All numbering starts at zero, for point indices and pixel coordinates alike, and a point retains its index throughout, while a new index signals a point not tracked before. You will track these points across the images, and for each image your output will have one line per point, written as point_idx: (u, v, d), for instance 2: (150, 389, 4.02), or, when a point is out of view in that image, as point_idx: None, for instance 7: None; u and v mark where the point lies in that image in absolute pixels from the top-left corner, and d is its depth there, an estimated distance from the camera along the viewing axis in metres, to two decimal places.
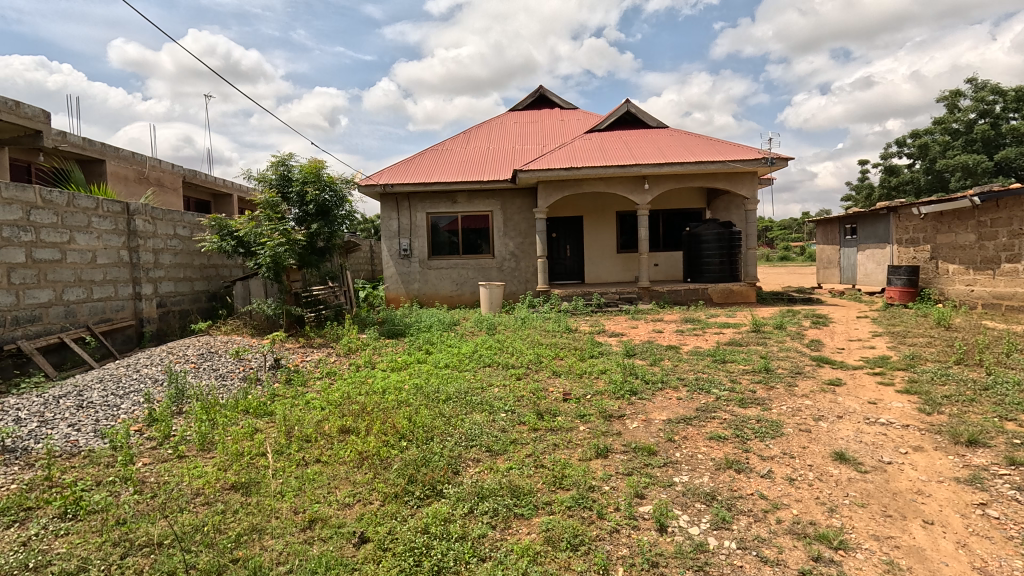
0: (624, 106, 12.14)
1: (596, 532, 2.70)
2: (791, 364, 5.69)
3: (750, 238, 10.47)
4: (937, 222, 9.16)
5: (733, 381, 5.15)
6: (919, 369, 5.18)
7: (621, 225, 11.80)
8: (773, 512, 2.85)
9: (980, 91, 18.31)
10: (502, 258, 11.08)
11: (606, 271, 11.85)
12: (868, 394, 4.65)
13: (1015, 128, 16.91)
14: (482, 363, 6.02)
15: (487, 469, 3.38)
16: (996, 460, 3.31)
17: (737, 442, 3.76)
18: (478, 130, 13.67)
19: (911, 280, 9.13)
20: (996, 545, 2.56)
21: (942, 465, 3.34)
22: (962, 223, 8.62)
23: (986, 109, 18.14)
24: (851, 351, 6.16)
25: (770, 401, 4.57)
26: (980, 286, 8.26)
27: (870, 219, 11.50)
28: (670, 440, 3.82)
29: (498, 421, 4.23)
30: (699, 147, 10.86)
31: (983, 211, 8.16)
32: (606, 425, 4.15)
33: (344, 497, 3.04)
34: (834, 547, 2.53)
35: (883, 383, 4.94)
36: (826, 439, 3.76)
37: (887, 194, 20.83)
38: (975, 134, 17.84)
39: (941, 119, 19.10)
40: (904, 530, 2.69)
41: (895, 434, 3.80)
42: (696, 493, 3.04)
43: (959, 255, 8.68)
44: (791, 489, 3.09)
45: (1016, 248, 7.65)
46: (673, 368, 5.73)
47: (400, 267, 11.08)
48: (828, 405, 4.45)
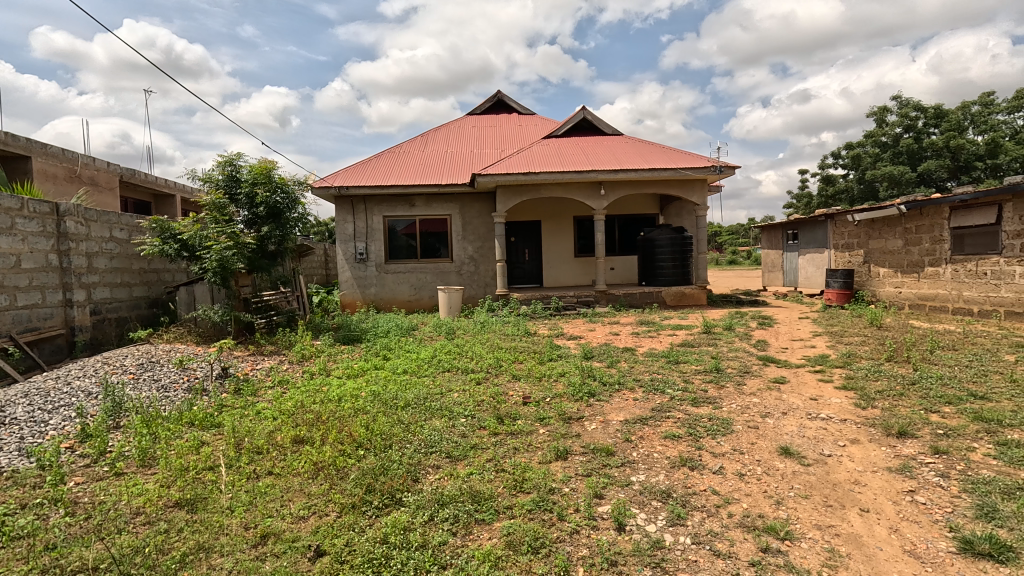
0: (581, 113, 12.37)
1: (557, 534, 2.72)
2: (740, 363, 5.95)
3: (700, 243, 10.90)
4: (869, 229, 9.82)
5: (687, 381, 5.32)
6: (855, 366, 5.53)
7: (578, 230, 12.01)
8: (725, 507, 2.97)
9: (905, 107, 19.73)
10: (461, 262, 11.03)
11: (563, 274, 12.02)
12: (810, 391, 4.93)
13: (934, 142, 18.33)
14: (441, 368, 5.96)
15: (447, 475, 3.36)
16: (923, 449, 3.56)
17: (691, 439, 3.90)
18: (436, 133, 13.58)
19: (847, 283, 9.72)
20: (923, 528, 2.73)
21: (876, 456, 3.56)
22: (890, 230, 9.28)
23: (910, 124, 19.55)
24: (795, 351, 6.51)
25: (721, 399, 4.77)
26: (907, 288, 8.91)
27: (810, 225, 12.17)
28: (628, 440, 3.91)
29: (458, 427, 4.18)
30: (651, 154, 11.21)
31: (909, 218, 8.82)
32: (566, 427, 4.19)
33: (299, 510, 2.94)
34: (780, 538, 2.66)
35: (823, 380, 5.22)
36: (772, 435, 3.94)
37: (825, 202, 22.15)
38: (901, 147, 19.17)
39: (871, 132, 20.39)
40: (843, 518, 2.85)
41: (834, 428, 4.04)
42: (652, 492, 3.12)
43: (889, 259, 9.34)
44: (741, 483, 3.23)
45: (938, 253, 8.30)
46: (630, 369, 5.88)
47: (356, 272, 10.85)
48: (774, 402, 4.67)
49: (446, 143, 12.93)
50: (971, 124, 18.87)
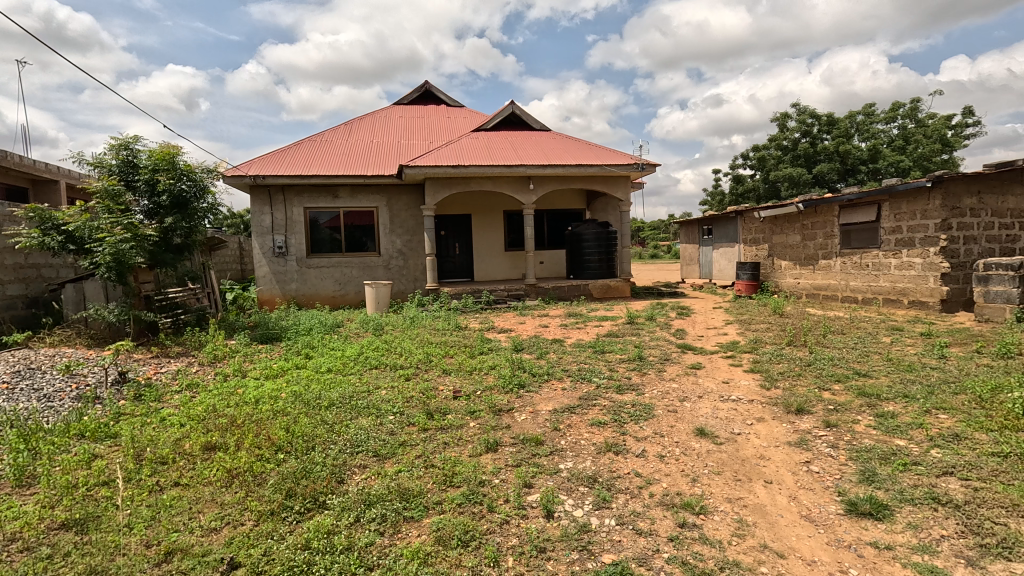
0: (509, 107, 12.42)
1: (487, 525, 2.73)
2: (660, 351, 6.28)
3: (624, 238, 11.34)
4: (773, 225, 10.69)
5: (612, 370, 5.54)
6: (761, 351, 6.01)
7: (508, 224, 12.08)
8: (647, 487, 3.12)
9: (802, 114, 21.62)
10: (389, 256, 10.74)
11: (494, 268, 12.06)
12: (722, 375, 5.30)
13: (826, 147, 20.25)
14: (368, 365, 5.78)
15: (375, 474, 3.26)
16: (817, 424, 3.94)
17: (616, 426, 4.05)
18: (361, 123, 13.08)
19: (754, 275, 10.52)
20: (817, 494, 3.01)
21: (778, 432, 3.89)
22: (790, 226, 10.15)
23: (807, 130, 21.45)
24: (709, 338, 6.96)
25: (643, 386, 5.01)
26: (805, 279, 9.81)
27: (722, 221, 13.04)
28: (556, 429, 4.00)
29: (385, 424, 4.08)
30: (578, 150, 11.49)
31: (806, 216, 9.69)
32: (496, 419, 4.21)
33: (210, 521, 2.73)
34: (696, 513, 2.84)
35: (734, 364, 5.64)
36: (689, 417, 4.20)
37: (735, 200, 23.85)
38: (799, 150, 20.99)
39: (774, 136, 22.16)
40: (750, 490, 3.09)
41: (743, 408, 4.37)
42: (579, 478, 3.21)
43: (789, 253, 10.22)
44: (661, 465, 3.40)
45: (829, 247, 9.20)
46: (558, 360, 6.01)
47: (275, 267, 10.25)
48: (691, 386, 4.98)
49: (372, 132, 12.50)
50: (856, 132, 21.04)
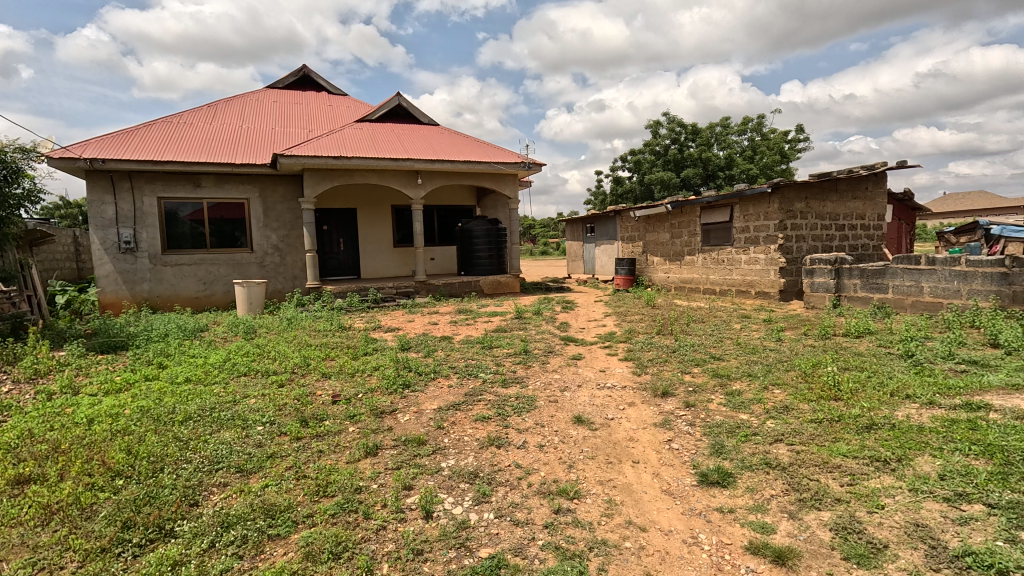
0: (395, 99, 12.04)
1: (362, 534, 2.61)
2: (545, 344, 6.51)
3: (513, 234, 11.59)
4: (646, 224, 11.60)
5: (498, 364, 5.63)
6: (634, 340, 6.50)
7: (396, 219, 11.74)
8: (526, 478, 3.20)
9: (672, 123, 23.72)
10: (263, 252, 9.88)
11: (382, 265, 11.65)
12: (600, 364, 5.64)
13: (692, 154, 22.44)
14: (236, 372, 5.26)
15: (236, 492, 2.96)
16: (678, 405, 4.34)
17: (499, 419, 4.11)
18: (228, 105, 11.85)
19: (631, 270, 11.34)
20: (676, 469, 3.31)
21: (646, 414, 4.22)
22: (660, 225, 11.09)
23: (676, 138, 23.58)
24: (590, 330, 7.37)
25: (527, 379, 5.15)
26: (673, 273, 10.80)
27: (603, 219, 13.87)
28: (440, 427, 3.96)
29: (252, 436, 3.73)
30: (466, 146, 11.49)
31: (674, 216, 10.65)
32: (378, 422, 4.06)
33: (16, 570, 2.28)
34: (570, 498, 2.97)
35: (610, 354, 6.03)
36: (568, 406, 4.40)
37: (615, 200, 25.55)
38: (669, 156, 23.01)
39: (648, 142, 24.05)
40: (619, 471, 3.31)
41: (617, 394, 4.68)
42: (461, 474, 3.21)
43: (660, 250, 11.18)
44: (540, 454, 3.52)
45: (693, 245, 10.21)
46: (446, 357, 5.97)
47: (121, 264, 8.93)
48: (571, 376, 5.23)
49: (241, 117, 11.39)
50: (715, 142, 23.57)
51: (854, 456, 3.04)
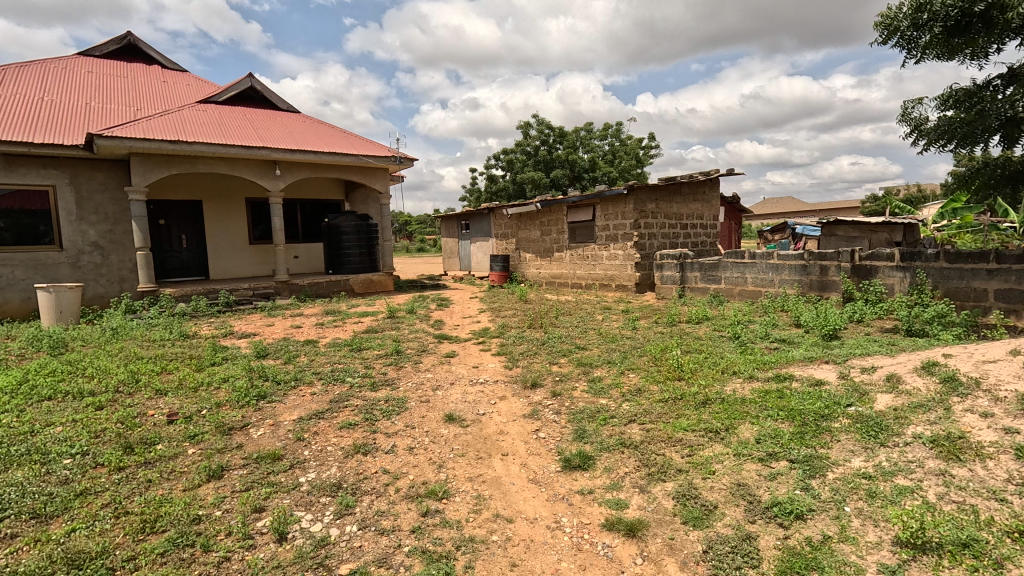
0: (248, 80, 10.88)
1: (199, 571, 2.29)
2: (418, 343, 6.37)
3: (385, 231, 11.19)
4: (518, 221, 11.96)
5: (367, 367, 5.37)
6: (507, 335, 6.64)
7: (252, 213, 10.65)
8: (393, 483, 3.08)
9: (541, 125, 24.72)
10: (77, 250, 8.30)
11: (236, 264, 10.49)
12: (473, 360, 5.67)
13: (560, 155, 23.60)
14: (36, 397, 4.32)
15: (28, 544, 2.42)
16: (546, 395, 4.52)
17: (366, 425, 3.92)
18: (22, 71, 9.72)
19: (505, 266, 11.60)
20: (542, 457, 3.43)
21: (516, 407, 4.32)
22: (531, 223, 11.51)
23: (545, 139, 24.60)
24: (464, 326, 7.39)
25: (398, 380, 4.97)
26: (544, 269, 11.29)
27: (477, 217, 13.98)
28: (300, 439, 3.65)
29: (56, 473, 3.08)
30: (332, 137, 10.81)
31: (543, 214, 11.12)
32: (225, 440, 3.62)
33: None
34: (439, 498, 2.93)
35: (483, 349, 6.10)
36: (440, 405, 4.34)
37: (490, 198, 26.00)
38: (540, 157, 23.95)
39: (520, 142, 24.80)
40: (489, 465, 3.34)
41: (489, 389, 4.74)
42: (322, 488, 2.99)
43: (531, 246, 11.61)
44: (410, 457, 3.42)
45: (561, 242, 10.77)
46: (310, 362, 5.54)
47: None
48: (444, 374, 5.18)
49: (42, 86, 9.41)
50: (581, 145, 25.09)
51: (692, 430, 3.42)
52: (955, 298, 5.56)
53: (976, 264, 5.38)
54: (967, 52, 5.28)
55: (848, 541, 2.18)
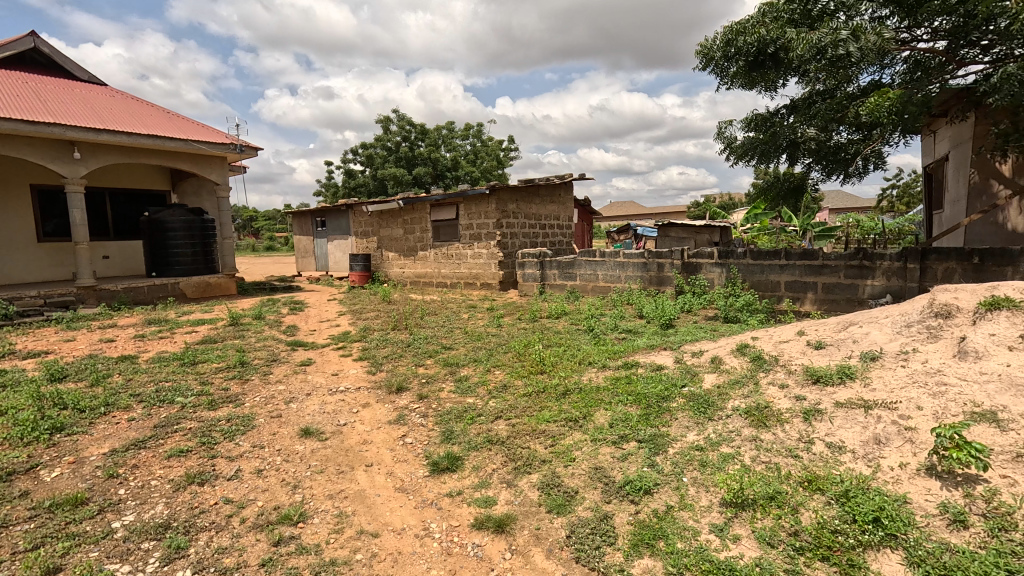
0: (30, 39, 8.80)
1: None
2: (267, 352, 5.74)
3: (224, 227, 9.93)
4: (379, 219, 11.47)
5: (204, 383, 4.68)
6: (369, 338, 6.32)
7: (42, 204, 8.68)
8: (238, 514, 2.73)
9: (402, 121, 24.00)
10: None
11: (18, 267, 8.44)
12: (332, 367, 5.29)
13: (421, 152, 23.14)
14: None
15: None
16: (412, 398, 4.39)
17: (203, 450, 3.41)
18: None
19: (366, 266, 11.05)
20: (409, 464, 3.31)
21: (380, 413, 4.13)
22: (393, 221, 11.14)
23: (406, 135, 23.92)
24: (321, 331, 6.87)
25: (243, 396, 4.42)
26: (408, 268, 11.03)
27: (334, 213, 13.01)
28: (113, 476, 3.04)
29: None
30: (152, 117, 9.26)
31: (406, 212, 10.82)
32: (3, 490, 2.87)
33: None
34: (294, 523, 2.66)
35: (344, 355, 5.72)
36: (294, 419, 3.96)
37: (348, 194, 24.61)
38: (401, 153, 23.23)
39: (380, 137, 23.82)
40: (351, 479, 3.13)
41: (350, 397, 4.46)
42: (144, 531, 2.52)
43: (394, 245, 11.25)
44: (258, 481, 3.06)
45: (425, 240, 10.60)
46: (127, 383, 4.66)
47: None
48: (299, 385, 4.74)
49: None
50: (443, 144, 24.95)
51: (554, 421, 3.59)
52: (759, 289, 6.65)
53: (773, 261, 6.49)
54: (761, 84, 6.32)
55: (686, 508, 2.47)
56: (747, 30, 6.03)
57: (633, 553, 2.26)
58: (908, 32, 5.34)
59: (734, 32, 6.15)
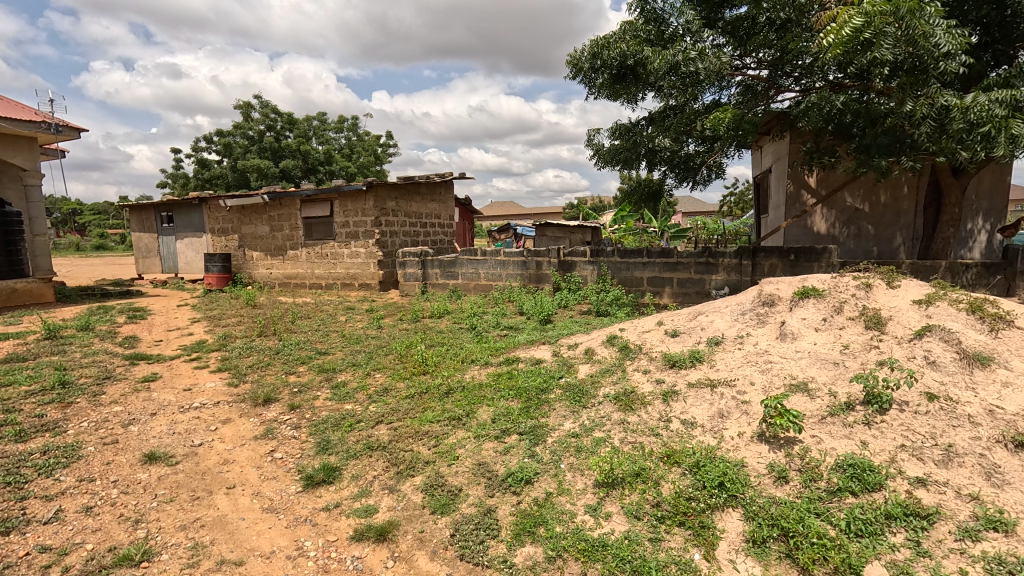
0: None
1: None
2: (97, 369, 4.89)
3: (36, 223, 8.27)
4: (240, 215, 10.39)
5: (9, 410, 3.85)
6: (230, 347, 5.70)
7: None
8: (58, 563, 2.29)
9: (266, 108, 21.93)
10: None
11: None
12: (184, 382, 4.67)
13: (289, 143, 21.32)
14: None
15: None
16: (282, 409, 4.04)
17: (8, 492, 2.81)
18: None
19: (225, 266, 9.95)
20: (279, 481, 3.04)
21: (244, 428, 3.74)
22: (257, 217, 10.17)
23: (271, 124, 21.90)
24: (170, 342, 6.03)
25: (65, 422, 3.72)
26: (276, 269, 10.16)
27: (184, 207, 11.43)
28: None
29: None
30: None
31: (272, 208, 9.94)
32: None
33: None
34: (137, 564, 2.31)
35: (199, 367, 5.08)
36: (134, 444, 3.43)
37: (202, 186, 21.95)
38: (265, 143, 21.13)
39: (239, 124, 21.54)
40: (209, 505, 2.80)
41: (207, 413, 3.98)
42: None
43: (259, 244, 10.28)
44: (87, 521, 2.60)
45: (295, 239, 9.85)
46: None
47: None
48: (141, 404, 4.11)
49: None
50: (314, 135, 23.33)
51: (437, 421, 3.55)
52: (625, 284, 7.23)
53: (637, 259, 7.10)
54: (624, 96, 6.87)
55: (564, 493, 2.60)
56: (611, 45, 6.53)
57: (516, 542, 2.32)
58: (740, 60, 6.17)
59: (599, 46, 6.61)
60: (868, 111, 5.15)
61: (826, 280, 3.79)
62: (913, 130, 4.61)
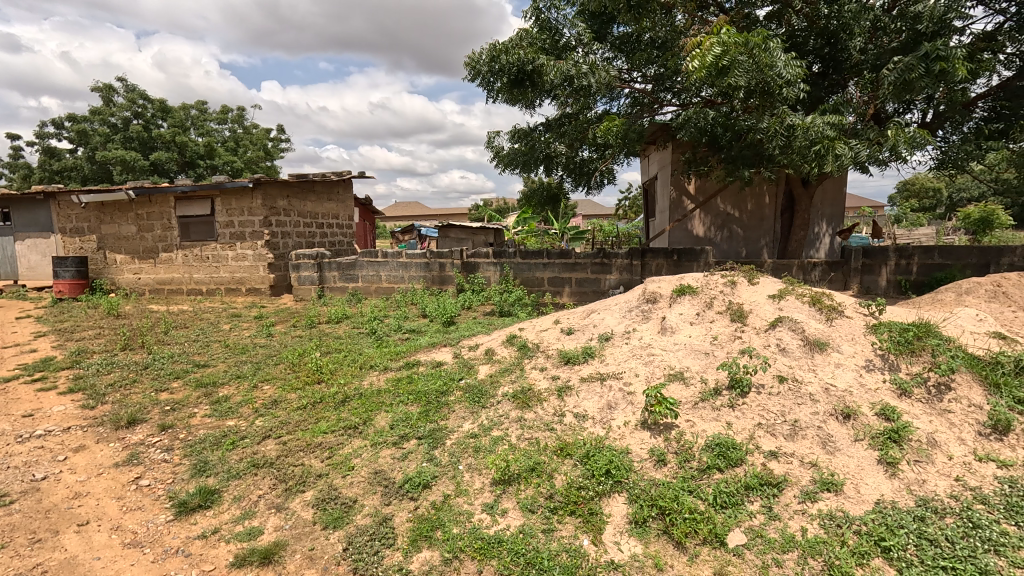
0: None
1: None
2: None
3: None
4: (99, 212, 9.12)
5: None
6: (85, 364, 4.98)
7: None
8: None
9: (131, 92, 19.40)
10: None
11: None
12: (24, 407, 3.99)
13: (162, 133, 18.97)
14: None
15: None
16: (150, 431, 3.62)
17: None
18: None
19: (80, 271, 8.66)
20: (146, 511, 2.72)
21: (103, 455, 3.30)
22: (121, 215, 9.00)
23: (138, 111, 19.44)
24: (6, 361, 5.14)
25: None
26: (145, 274, 9.08)
27: (25, 204, 9.79)
28: None
29: None
30: None
31: (139, 205, 8.85)
32: None
33: None
34: None
35: (44, 389, 4.37)
36: None
37: (49, 179, 18.97)
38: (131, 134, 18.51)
39: (98, 109, 18.88)
40: (55, 547, 2.43)
41: (54, 441, 3.45)
42: None
43: (124, 245, 9.12)
44: None
45: (169, 240, 8.86)
46: None
47: None
48: None
49: None
50: (191, 126, 21.14)
51: (331, 431, 3.39)
52: (527, 285, 7.43)
53: (538, 259, 7.31)
54: (522, 101, 7.04)
55: (462, 494, 2.61)
56: (508, 50, 6.65)
57: (412, 549, 2.29)
58: (628, 73, 6.59)
59: (497, 50, 6.71)
60: (734, 126, 5.76)
61: (700, 278, 4.16)
62: (770, 145, 5.23)
